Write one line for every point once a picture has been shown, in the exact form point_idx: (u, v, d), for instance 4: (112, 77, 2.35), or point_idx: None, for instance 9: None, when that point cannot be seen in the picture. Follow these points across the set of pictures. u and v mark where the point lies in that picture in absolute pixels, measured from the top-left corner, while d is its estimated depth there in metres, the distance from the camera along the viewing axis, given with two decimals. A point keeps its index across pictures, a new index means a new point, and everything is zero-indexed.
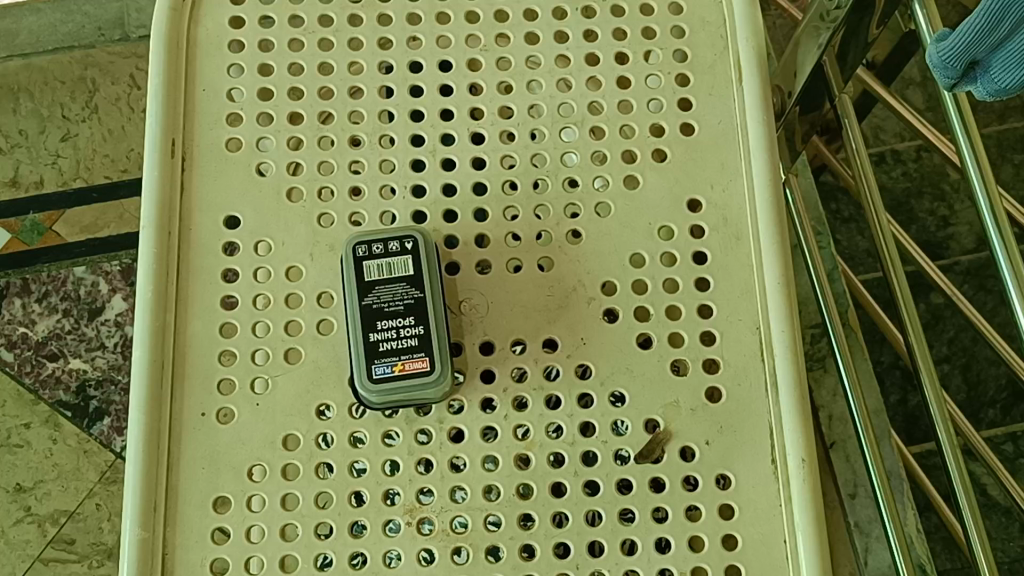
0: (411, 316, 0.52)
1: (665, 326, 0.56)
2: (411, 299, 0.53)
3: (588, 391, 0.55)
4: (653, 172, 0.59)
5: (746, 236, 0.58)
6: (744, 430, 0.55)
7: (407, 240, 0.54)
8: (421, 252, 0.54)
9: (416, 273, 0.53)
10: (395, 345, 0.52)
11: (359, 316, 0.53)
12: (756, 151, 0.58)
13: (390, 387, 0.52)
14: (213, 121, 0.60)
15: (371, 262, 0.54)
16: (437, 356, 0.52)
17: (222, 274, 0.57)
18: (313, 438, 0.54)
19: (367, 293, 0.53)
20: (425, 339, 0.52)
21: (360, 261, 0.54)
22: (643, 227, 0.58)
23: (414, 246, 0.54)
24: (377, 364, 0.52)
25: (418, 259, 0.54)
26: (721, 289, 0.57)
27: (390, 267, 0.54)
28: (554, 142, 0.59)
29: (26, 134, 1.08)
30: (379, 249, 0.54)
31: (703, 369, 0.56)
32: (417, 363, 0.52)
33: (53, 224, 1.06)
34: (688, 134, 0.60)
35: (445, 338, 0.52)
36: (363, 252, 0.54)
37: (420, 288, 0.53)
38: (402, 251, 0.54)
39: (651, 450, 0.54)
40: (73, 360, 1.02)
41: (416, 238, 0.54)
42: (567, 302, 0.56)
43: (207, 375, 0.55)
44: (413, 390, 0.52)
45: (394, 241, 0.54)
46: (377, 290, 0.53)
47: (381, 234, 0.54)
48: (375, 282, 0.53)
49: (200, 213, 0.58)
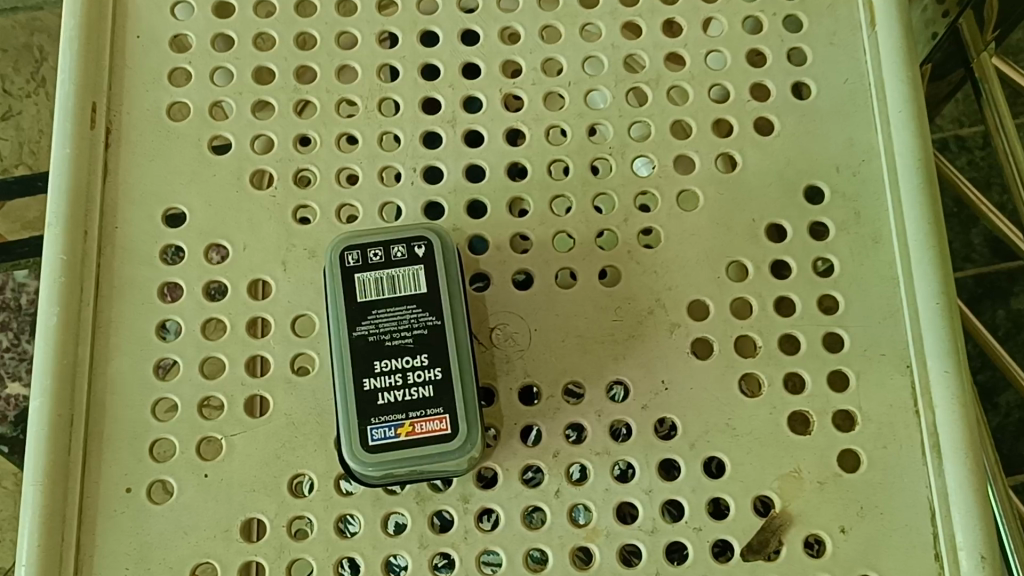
0: (425, 355, 0.37)
1: (778, 364, 0.40)
2: (424, 330, 0.37)
3: (673, 457, 0.39)
4: (754, 149, 0.43)
5: (886, 237, 0.42)
6: (894, 512, 0.39)
7: (417, 244, 0.38)
8: (439, 261, 0.38)
9: (432, 291, 0.37)
10: (402, 399, 0.36)
11: (348, 354, 0.37)
12: (900, 122, 0.42)
13: (393, 460, 0.36)
14: (150, 80, 0.43)
15: (365, 275, 0.38)
16: (463, 415, 0.36)
17: (158, 291, 0.41)
18: (285, 525, 0.38)
19: (360, 320, 0.37)
20: (444, 389, 0.36)
21: (350, 274, 0.38)
22: (743, 225, 0.42)
23: (428, 253, 0.38)
24: (374, 426, 0.36)
25: (434, 271, 0.38)
26: (854, 310, 0.41)
27: (393, 283, 0.38)
28: (620, 107, 0.43)
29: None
30: (377, 256, 0.38)
31: (833, 424, 0.40)
32: (434, 424, 0.36)
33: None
34: (802, 97, 0.44)
35: (473, 388, 0.37)
36: (354, 261, 0.38)
37: (438, 314, 0.37)
38: (412, 260, 0.38)
39: (764, 542, 0.38)
40: (12, 383, 0.87)
41: (431, 241, 0.38)
42: (641, 330, 0.40)
43: (135, 435, 0.39)
44: (427, 465, 0.36)
45: (399, 246, 0.38)
46: (374, 315, 0.37)
47: (380, 236, 0.38)
48: (372, 304, 0.37)
49: (130, 205, 0.42)
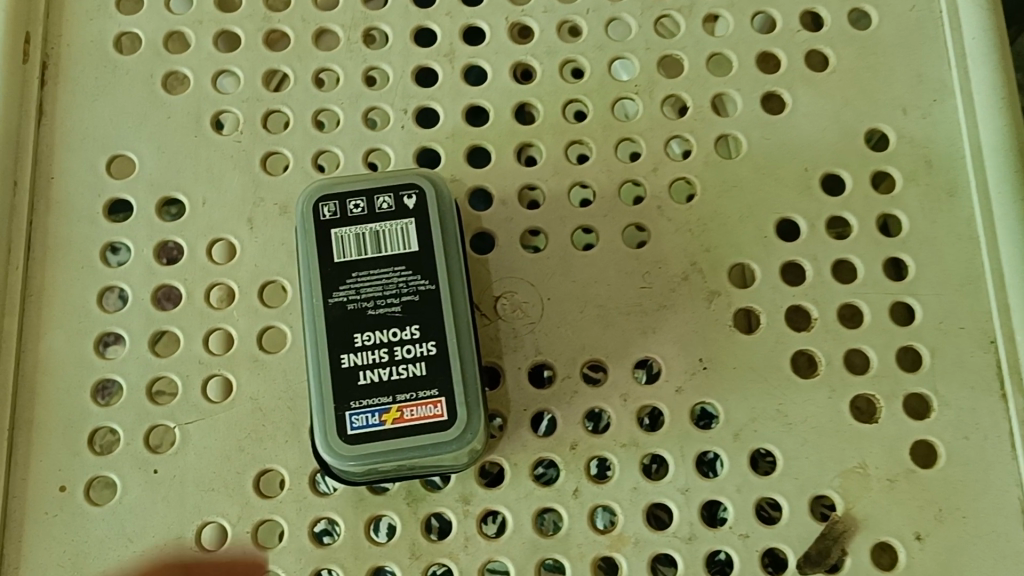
0: (417, 327, 0.30)
1: (837, 338, 0.34)
2: (416, 296, 0.31)
3: (714, 449, 0.33)
4: (805, 86, 0.36)
5: (963, 189, 0.35)
6: (979, 516, 0.32)
7: (407, 193, 0.32)
8: (433, 214, 0.31)
9: (425, 250, 0.31)
10: (388, 379, 0.30)
11: (322, 323, 0.30)
12: (977, 53, 0.36)
13: (377, 454, 0.29)
14: (96, 8, 0.37)
15: (344, 230, 0.31)
16: (462, 401, 0.29)
17: (100, 254, 0.34)
18: (249, 531, 0.32)
19: (337, 284, 0.31)
20: (439, 368, 0.30)
21: (326, 229, 0.31)
22: (794, 176, 0.35)
23: (420, 204, 0.32)
24: (354, 411, 0.29)
25: (427, 226, 0.31)
26: (926, 275, 0.34)
27: (378, 239, 0.31)
28: (647, 37, 0.36)
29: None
30: (358, 208, 0.32)
31: (904, 411, 0.33)
32: (427, 410, 0.29)
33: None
34: (861, 27, 0.37)
35: (474, 367, 0.30)
36: (331, 213, 0.31)
37: (432, 277, 0.31)
38: (401, 212, 0.31)
39: (825, 552, 0.32)
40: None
41: (424, 190, 0.32)
42: (674, 299, 0.34)
43: (70, 423, 0.33)
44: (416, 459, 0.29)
45: (385, 195, 0.32)
46: (355, 278, 0.31)
47: (362, 184, 0.32)
48: (352, 265, 0.31)
49: (70, 153, 0.35)
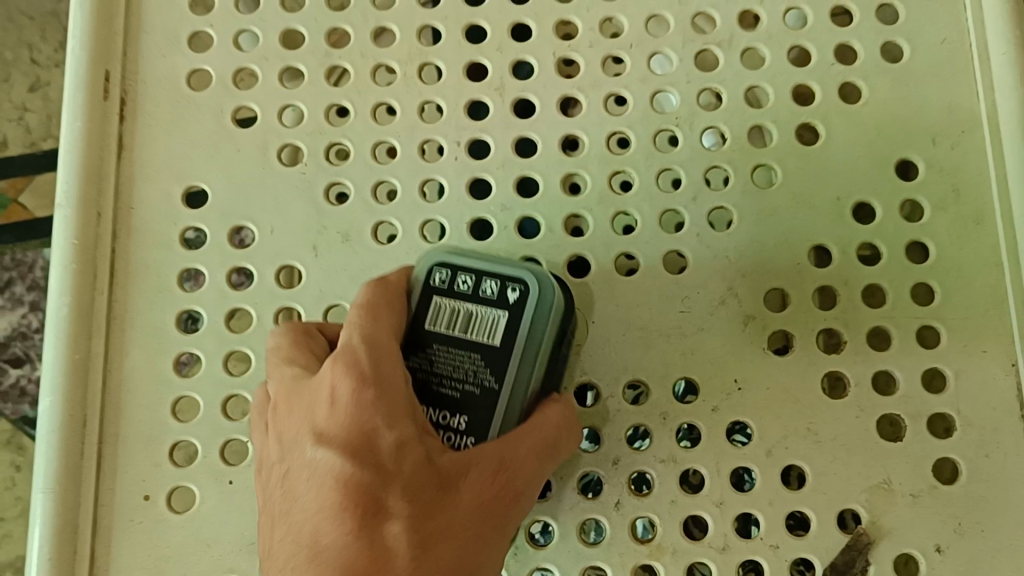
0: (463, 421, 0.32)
1: (867, 361, 0.36)
2: (477, 390, 0.32)
3: (748, 466, 0.35)
4: (839, 118, 0.38)
5: (990, 218, 0.37)
6: (997, 530, 0.34)
7: (513, 285, 0.33)
8: (529, 314, 0.32)
9: (505, 346, 0.32)
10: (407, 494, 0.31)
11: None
12: (1005, 88, 0.37)
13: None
14: (168, 44, 0.39)
15: (444, 300, 0.33)
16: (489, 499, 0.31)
17: (178, 278, 0.37)
18: None
19: (417, 347, 0.33)
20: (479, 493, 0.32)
21: (428, 293, 0.33)
22: (827, 205, 0.37)
23: (520, 300, 0.32)
24: None
25: (518, 325, 0.32)
26: (951, 301, 0.36)
27: (471, 320, 0.33)
28: (688, 71, 0.38)
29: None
30: (465, 285, 0.33)
31: (929, 430, 0.35)
32: None
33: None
34: (894, 60, 0.39)
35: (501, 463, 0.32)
36: (438, 281, 0.33)
37: (498, 378, 0.32)
38: (499, 304, 0.33)
39: (850, 563, 0.34)
40: (13, 370, 0.74)
41: (528, 287, 0.32)
42: (711, 322, 0.36)
43: (153, 437, 0.36)
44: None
45: (493, 280, 0.33)
46: (432, 349, 0.33)
47: (479, 264, 0.33)
48: (432, 337, 0.33)
49: (148, 185, 0.38)
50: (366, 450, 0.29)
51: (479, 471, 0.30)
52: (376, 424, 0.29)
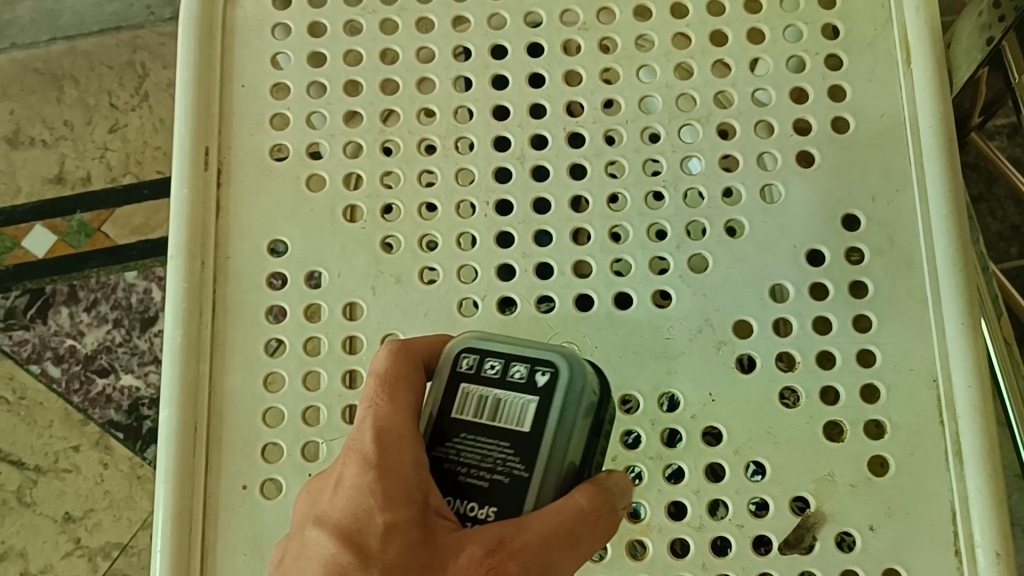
0: (492, 511, 0.33)
1: (816, 377, 0.44)
2: (505, 480, 0.34)
3: (719, 462, 0.44)
4: (797, 180, 0.47)
5: (918, 262, 0.45)
6: (919, 513, 0.43)
7: (541, 369, 0.35)
8: (559, 398, 0.34)
9: (535, 434, 0.34)
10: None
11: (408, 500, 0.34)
12: (930, 155, 0.46)
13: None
14: (255, 123, 0.49)
15: (472, 386, 0.35)
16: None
17: (265, 313, 0.47)
18: None
19: (447, 437, 0.35)
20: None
21: (457, 380, 0.36)
22: (785, 251, 0.46)
23: (549, 385, 0.34)
24: None
25: (546, 411, 0.34)
26: (886, 329, 0.45)
27: (500, 407, 0.35)
28: (673, 142, 0.47)
29: (36, 100, 0.91)
30: (493, 369, 0.35)
31: (865, 432, 0.44)
32: None
33: (74, 211, 0.89)
34: (843, 130, 0.48)
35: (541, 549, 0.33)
36: (468, 368, 0.36)
37: (528, 467, 0.34)
38: (532, 388, 0.35)
39: (800, 538, 0.43)
40: (99, 379, 0.85)
41: (556, 371, 0.34)
42: (690, 347, 0.45)
43: (249, 440, 0.45)
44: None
45: (521, 365, 0.35)
46: (461, 438, 0.35)
47: (506, 347, 0.36)
48: (464, 425, 0.35)
49: (240, 238, 0.48)
50: (356, 534, 0.32)
51: (469, 553, 0.32)
52: (370, 506, 0.32)
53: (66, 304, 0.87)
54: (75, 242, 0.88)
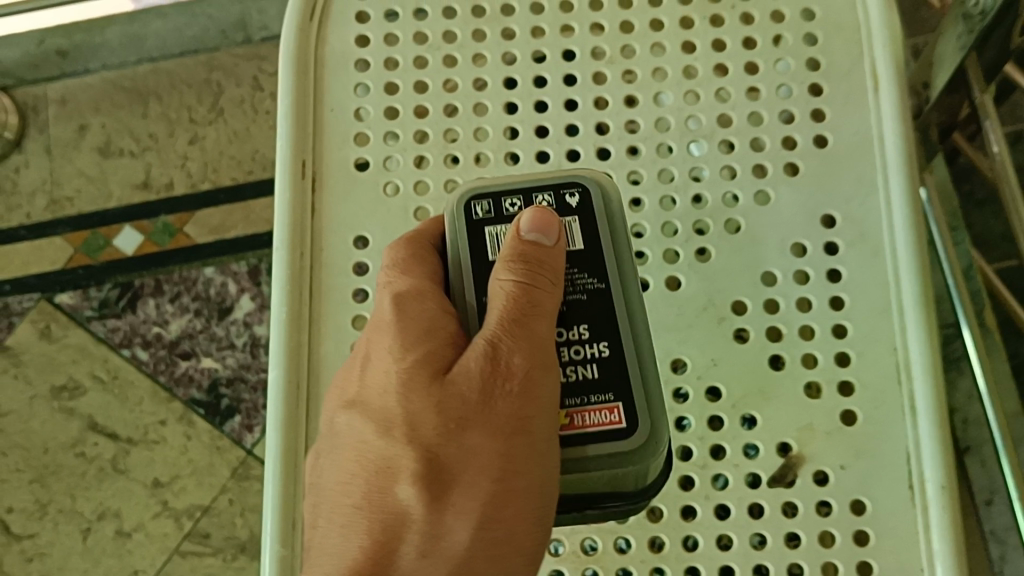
0: (585, 325, 0.46)
1: (798, 346, 0.55)
2: (585, 295, 0.46)
3: (720, 414, 0.54)
4: (785, 186, 0.57)
5: (883, 252, 0.56)
6: (881, 455, 0.53)
7: (567, 193, 0.48)
8: (590, 207, 0.48)
9: (589, 248, 0.47)
10: (567, 364, 0.45)
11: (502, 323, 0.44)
12: (894, 165, 0.56)
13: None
14: (342, 140, 0.60)
15: (491, 227, 0.48)
16: (628, 349, 0.45)
17: (353, 294, 0.58)
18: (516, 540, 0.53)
19: None
20: (613, 354, 0.45)
21: (478, 227, 0.48)
22: (775, 244, 0.56)
23: (579, 204, 0.48)
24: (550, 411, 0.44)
25: (585, 226, 0.48)
26: (857, 306, 0.55)
27: None
28: (683, 155, 0.58)
29: (124, 115, 1.04)
30: (510, 207, 0.48)
31: (838, 391, 0.54)
32: (605, 416, 0.44)
33: (159, 214, 1.01)
34: (823, 145, 0.58)
35: (630, 321, 0.46)
36: (480, 214, 0.48)
37: (600, 279, 0.46)
38: (565, 209, 0.48)
39: (785, 474, 0.53)
40: (183, 361, 0.97)
41: (582, 189, 0.48)
42: (696, 321, 0.55)
43: None
44: (600, 447, 0.43)
45: (538, 196, 0.48)
46: None
47: (497, 189, 0.49)
48: None
49: (330, 233, 0.59)
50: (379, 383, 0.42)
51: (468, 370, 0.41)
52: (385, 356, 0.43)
53: (153, 295, 0.99)
54: (160, 240, 1.00)
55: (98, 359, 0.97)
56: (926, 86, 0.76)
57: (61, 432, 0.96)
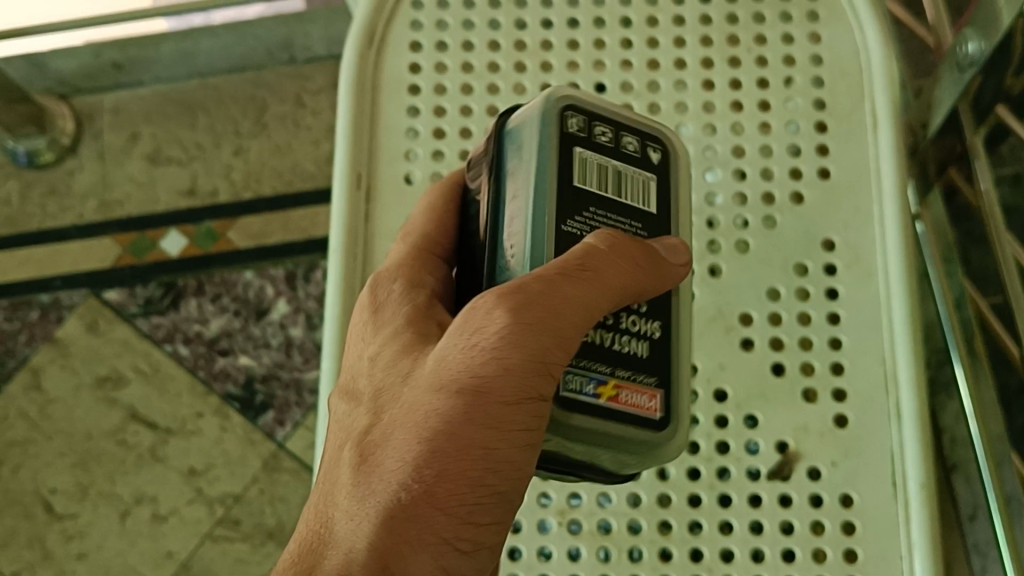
0: (643, 298, 0.46)
1: (797, 355, 0.61)
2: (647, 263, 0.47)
3: (725, 413, 0.61)
4: (790, 212, 0.64)
5: (877, 274, 0.62)
6: (868, 455, 0.59)
7: (654, 145, 0.48)
8: (669, 171, 0.48)
9: (660, 214, 0.47)
10: (624, 332, 0.45)
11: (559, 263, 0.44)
12: (889, 197, 0.63)
13: (593, 411, 0.43)
14: (393, 156, 0.67)
15: (581, 150, 0.46)
16: (675, 340, 0.46)
17: None
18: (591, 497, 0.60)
19: (571, 215, 0.45)
20: (662, 337, 0.46)
21: (569, 142, 0.45)
22: (779, 264, 0.63)
23: (661, 161, 0.48)
24: (575, 371, 0.43)
25: (663, 183, 0.48)
26: (850, 321, 0.61)
27: (625, 175, 0.47)
28: (699, 182, 0.65)
29: (173, 126, 1.11)
30: (605, 138, 0.47)
31: (832, 397, 0.61)
32: (642, 397, 0.44)
33: (203, 219, 1.08)
34: (826, 177, 0.64)
35: (682, 317, 0.47)
36: (574, 126, 0.46)
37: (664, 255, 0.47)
38: (648, 162, 0.48)
39: (781, 469, 0.59)
40: (221, 358, 1.03)
41: (666, 148, 0.48)
42: (706, 330, 0.62)
43: None
44: (639, 434, 0.44)
45: (631, 139, 0.47)
46: (588, 209, 0.45)
47: (612, 119, 0.47)
48: (587, 195, 0.45)
49: (381, 239, 0.65)
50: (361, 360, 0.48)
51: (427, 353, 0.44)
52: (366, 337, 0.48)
53: (195, 295, 1.05)
54: (203, 244, 1.07)
55: (141, 353, 1.03)
56: (924, 125, 0.83)
57: (104, 420, 1.02)
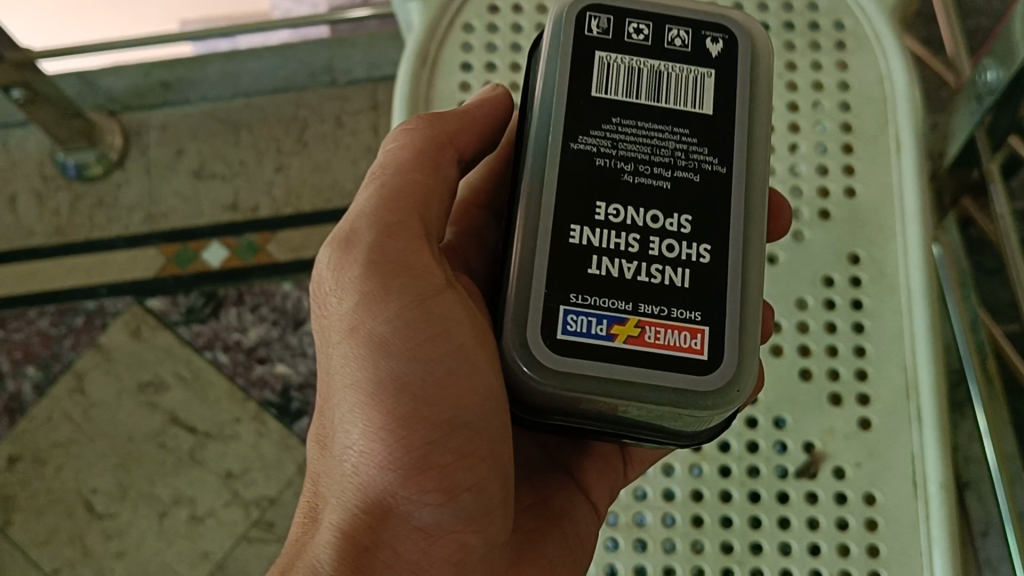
0: (688, 216, 0.44)
1: (824, 361, 0.65)
2: (697, 176, 0.45)
3: (755, 415, 0.64)
4: (817, 229, 0.68)
5: (900, 287, 0.66)
6: (890, 457, 0.63)
7: (718, 38, 0.47)
8: (730, 63, 0.47)
9: (715, 116, 0.46)
10: (657, 262, 0.43)
11: (558, 188, 0.44)
12: (911, 216, 0.67)
13: (605, 354, 0.42)
14: None
15: (608, 53, 0.46)
16: (731, 262, 0.44)
17: None
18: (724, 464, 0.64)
19: (597, 125, 0.45)
20: (713, 262, 0.44)
21: (597, 51, 0.46)
22: (807, 276, 0.67)
23: (720, 58, 0.47)
24: (583, 306, 0.42)
25: (719, 79, 0.47)
26: (874, 331, 0.65)
27: (676, 74, 0.46)
28: None
29: (218, 143, 1.15)
30: (646, 40, 0.47)
31: (856, 402, 0.64)
32: (675, 333, 0.42)
33: (244, 233, 1.12)
34: (853, 196, 0.68)
35: (743, 236, 0.44)
36: (608, 31, 0.47)
37: (724, 164, 0.45)
38: (705, 57, 0.47)
39: (808, 469, 0.63)
40: (259, 366, 1.07)
41: (730, 36, 0.47)
42: None
43: None
44: (677, 380, 0.42)
45: (682, 34, 0.47)
46: (618, 112, 0.45)
47: (655, 13, 0.47)
48: (615, 102, 0.45)
49: None
50: None
51: None
52: None
53: (236, 305, 1.09)
54: (245, 256, 1.11)
55: (181, 360, 1.07)
56: (941, 153, 0.87)
57: (144, 423, 1.05)
